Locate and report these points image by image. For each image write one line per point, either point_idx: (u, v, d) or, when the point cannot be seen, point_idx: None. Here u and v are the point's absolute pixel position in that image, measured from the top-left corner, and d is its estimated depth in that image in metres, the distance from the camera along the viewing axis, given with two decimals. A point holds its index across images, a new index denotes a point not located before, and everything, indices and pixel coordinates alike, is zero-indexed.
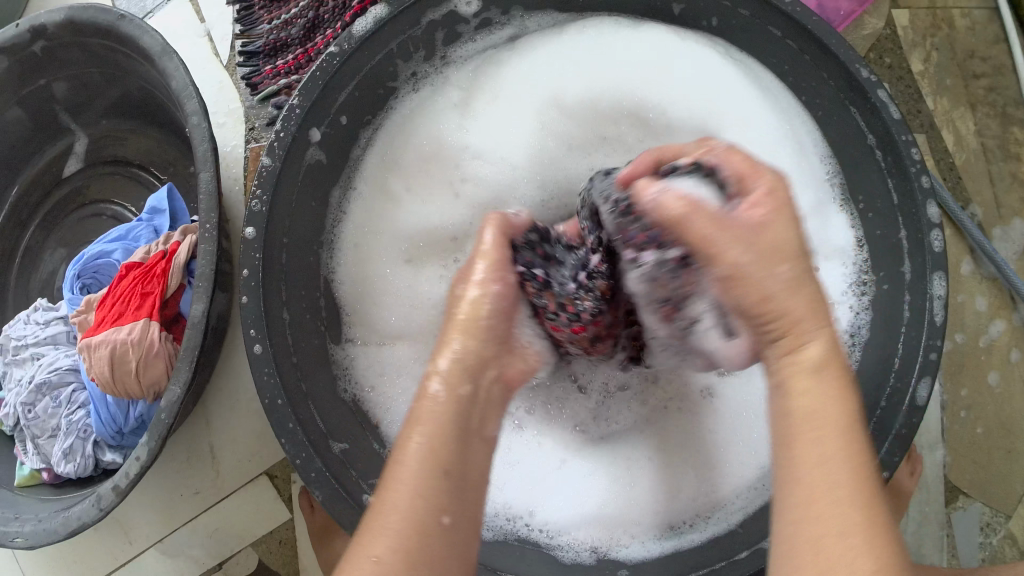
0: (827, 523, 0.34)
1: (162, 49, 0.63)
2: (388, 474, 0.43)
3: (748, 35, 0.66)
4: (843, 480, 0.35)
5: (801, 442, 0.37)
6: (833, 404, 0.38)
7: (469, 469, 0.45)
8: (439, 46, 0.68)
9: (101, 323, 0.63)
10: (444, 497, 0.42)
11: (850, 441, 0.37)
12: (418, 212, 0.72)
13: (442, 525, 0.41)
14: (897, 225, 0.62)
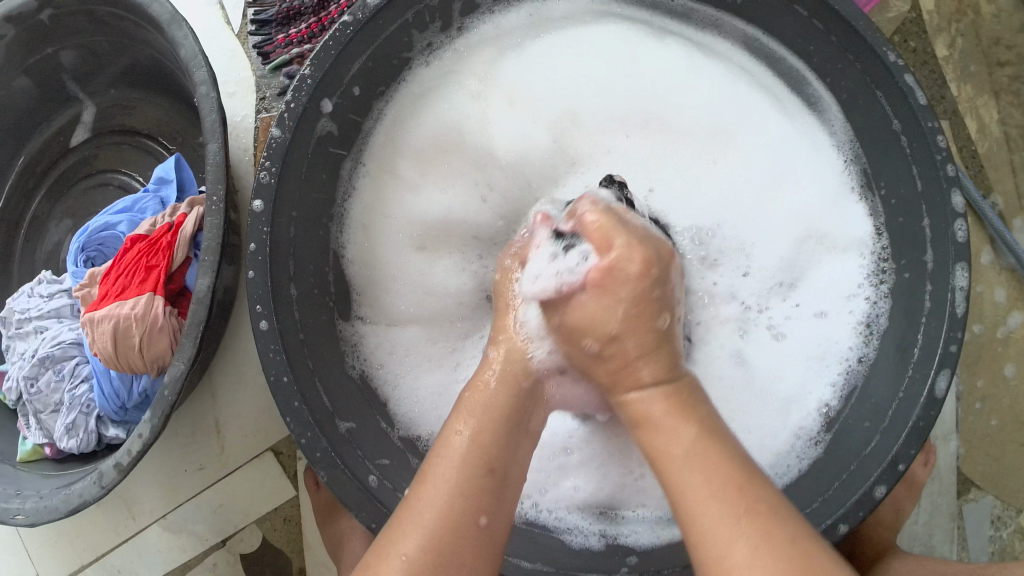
0: (707, 543, 0.41)
1: (172, 17, 0.62)
2: (429, 467, 0.47)
3: (772, 15, 0.64)
4: (710, 501, 0.41)
5: (671, 470, 0.43)
6: (680, 435, 0.44)
7: (512, 470, 0.48)
8: (455, 17, 0.67)
9: (106, 297, 0.62)
10: (482, 499, 0.46)
11: (700, 462, 0.43)
12: (431, 198, 0.70)
13: (478, 525, 0.45)
14: (919, 214, 0.60)
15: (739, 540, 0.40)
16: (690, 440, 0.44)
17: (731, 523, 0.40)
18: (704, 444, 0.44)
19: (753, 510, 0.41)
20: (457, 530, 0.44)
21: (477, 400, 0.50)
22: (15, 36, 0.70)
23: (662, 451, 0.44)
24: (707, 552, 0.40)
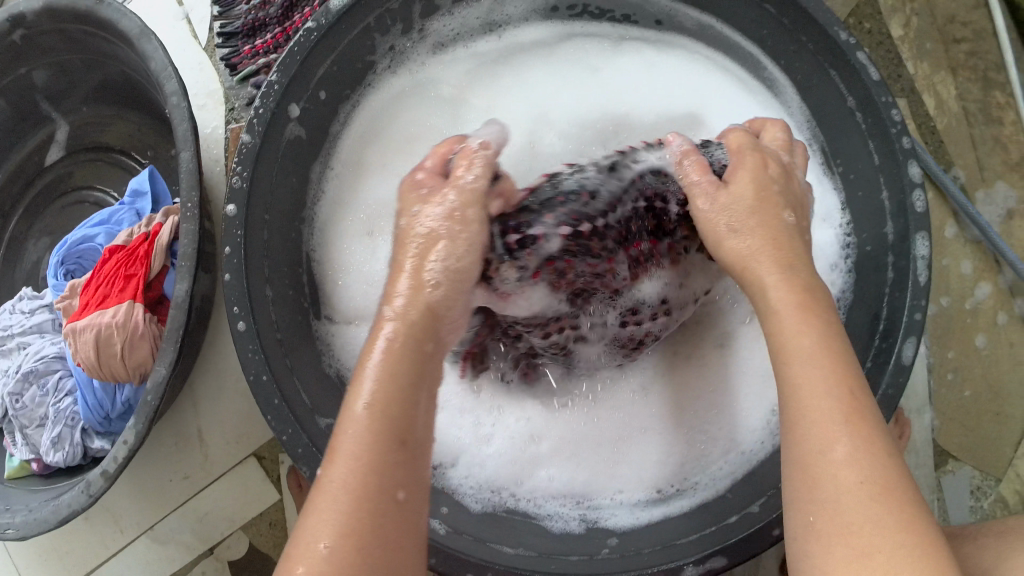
0: (810, 438, 0.40)
1: (142, 31, 0.63)
2: (336, 442, 0.41)
3: (726, 3, 0.65)
4: (823, 402, 0.40)
5: (813, 450, 0.39)
6: (800, 335, 0.42)
7: (422, 435, 0.43)
8: (416, 19, 0.68)
9: (86, 306, 0.63)
10: (399, 472, 0.40)
11: (816, 362, 0.41)
12: (378, 190, 0.70)
13: (398, 502, 0.40)
14: (879, 188, 0.62)
15: (843, 444, 0.39)
16: (815, 339, 0.42)
17: (841, 429, 0.39)
18: (820, 346, 0.42)
19: (861, 418, 0.39)
20: (375, 510, 0.39)
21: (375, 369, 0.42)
22: None
23: (786, 344, 0.43)
24: (821, 490, 0.38)
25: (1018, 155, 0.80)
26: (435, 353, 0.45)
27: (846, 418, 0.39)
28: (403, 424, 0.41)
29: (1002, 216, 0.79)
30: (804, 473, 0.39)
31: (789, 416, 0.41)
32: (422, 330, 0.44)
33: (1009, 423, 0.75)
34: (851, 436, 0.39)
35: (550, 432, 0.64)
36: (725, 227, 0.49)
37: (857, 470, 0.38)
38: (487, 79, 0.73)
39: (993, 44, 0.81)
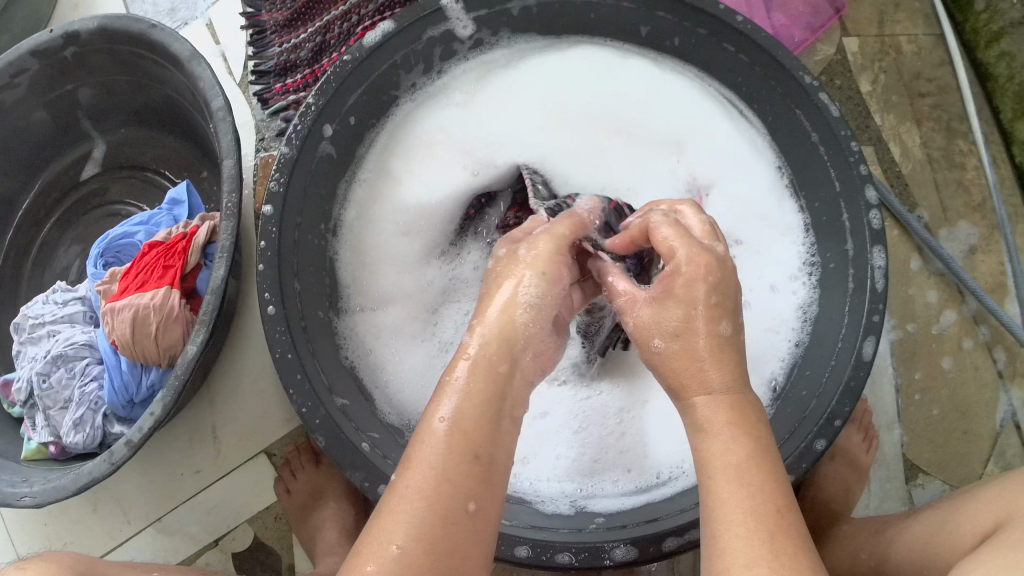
0: (735, 550, 0.43)
1: (192, 54, 0.73)
2: (411, 452, 0.47)
3: (702, 51, 0.74)
4: (747, 518, 0.44)
5: (729, 542, 0.44)
6: (726, 453, 0.47)
7: (498, 450, 0.48)
8: (437, 62, 0.77)
9: (125, 290, 0.71)
10: (471, 485, 0.45)
11: (742, 476, 0.46)
12: (409, 195, 0.78)
13: (468, 511, 0.44)
14: (840, 211, 0.69)
15: (764, 558, 0.42)
16: (746, 457, 0.47)
17: (763, 546, 0.43)
18: (747, 466, 0.46)
19: (783, 536, 0.44)
20: (448, 515, 0.44)
21: (459, 386, 0.49)
22: (38, 70, 0.79)
23: (712, 459, 0.47)
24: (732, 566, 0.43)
25: (978, 197, 0.87)
26: (509, 373, 0.52)
27: (766, 536, 0.43)
28: (480, 439, 0.47)
29: (965, 251, 0.86)
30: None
31: (711, 529, 0.46)
32: (496, 354, 0.51)
33: (975, 441, 0.80)
34: (771, 550, 0.43)
35: (550, 414, 0.72)
36: (655, 345, 0.52)
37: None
38: (502, 97, 0.80)
39: (955, 97, 0.90)
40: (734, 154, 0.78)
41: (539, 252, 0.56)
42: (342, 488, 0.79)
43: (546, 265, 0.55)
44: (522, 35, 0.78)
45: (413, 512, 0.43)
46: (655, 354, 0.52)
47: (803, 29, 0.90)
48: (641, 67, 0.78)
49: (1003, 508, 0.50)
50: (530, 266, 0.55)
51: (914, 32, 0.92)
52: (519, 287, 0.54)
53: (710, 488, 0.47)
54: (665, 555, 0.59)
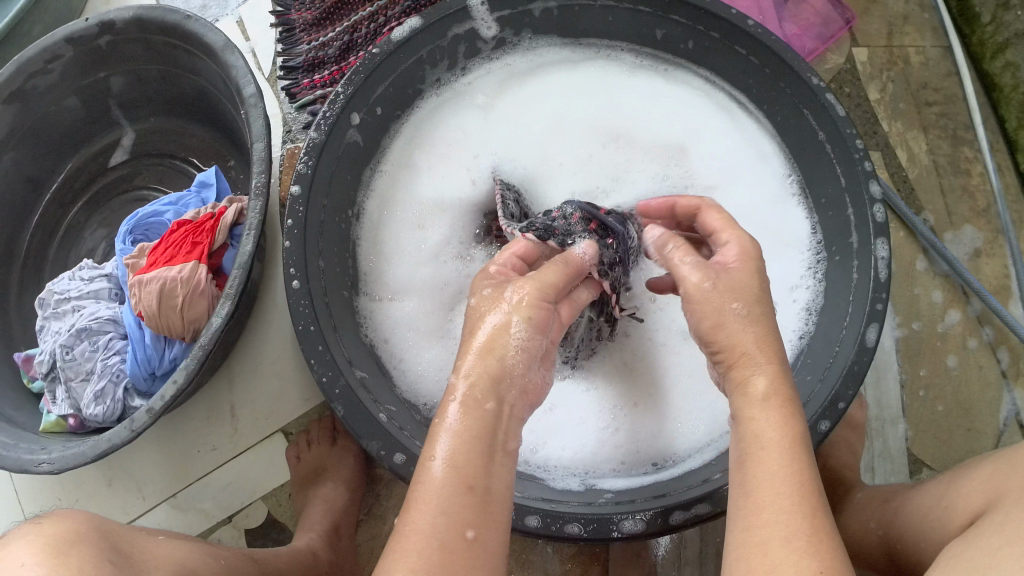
0: (774, 521, 0.44)
1: (226, 44, 0.76)
2: (412, 495, 0.47)
3: (718, 54, 0.77)
4: (792, 492, 0.45)
5: (767, 510, 0.45)
6: (773, 429, 0.48)
7: (493, 483, 0.48)
8: (460, 59, 0.80)
9: (154, 264, 0.74)
10: (466, 513, 0.46)
11: (789, 453, 0.47)
12: (426, 187, 0.81)
13: (466, 539, 0.45)
14: (845, 206, 0.71)
15: (804, 532, 0.44)
16: (792, 434, 0.48)
17: (804, 520, 0.44)
18: (794, 447, 0.47)
19: (822, 513, 0.44)
20: (445, 547, 0.45)
21: (450, 426, 0.49)
22: (72, 57, 0.83)
23: (762, 431, 0.48)
24: (774, 532, 0.44)
25: (983, 203, 0.90)
26: (497, 411, 0.51)
27: (806, 512, 0.44)
28: (473, 474, 0.47)
29: (969, 254, 0.88)
30: (759, 550, 0.44)
31: (755, 497, 0.46)
32: (483, 393, 0.51)
33: (979, 438, 0.81)
34: (811, 527, 0.44)
35: (558, 402, 0.73)
36: (734, 308, 0.52)
37: (812, 557, 0.42)
38: (517, 101, 0.83)
39: (961, 107, 0.93)
40: (744, 160, 0.80)
41: (522, 296, 0.54)
42: (343, 474, 0.79)
43: (532, 308, 0.53)
44: (542, 37, 0.81)
45: (413, 549, 0.44)
46: (736, 317, 0.52)
47: (814, 39, 0.93)
48: (646, 80, 0.83)
49: (991, 490, 0.54)
50: (515, 312, 0.53)
51: (921, 44, 0.95)
52: (504, 328, 0.53)
53: (756, 456, 0.48)
54: (673, 529, 0.60)
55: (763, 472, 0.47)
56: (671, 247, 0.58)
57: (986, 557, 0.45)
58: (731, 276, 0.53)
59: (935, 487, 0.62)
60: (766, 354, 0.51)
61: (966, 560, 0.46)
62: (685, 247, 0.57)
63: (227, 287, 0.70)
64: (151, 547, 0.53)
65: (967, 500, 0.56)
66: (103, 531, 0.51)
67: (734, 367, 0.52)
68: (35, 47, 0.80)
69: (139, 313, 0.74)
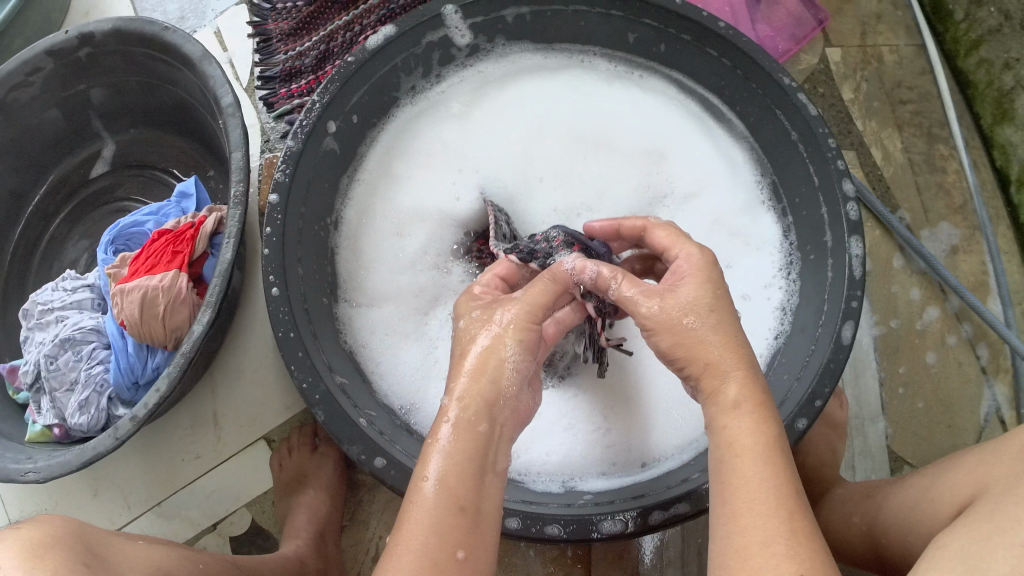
0: (752, 528, 0.44)
1: (203, 54, 0.76)
2: (403, 513, 0.48)
3: (692, 58, 0.78)
4: (770, 497, 0.45)
5: (745, 517, 0.45)
6: (748, 434, 0.48)
7: (486, 503, 0.49)
8: (435, 66, 0.80)
9: (135, 274, 0.75)
10: (458, 533, 0.46)
11: (765, 457, 0.47)
12: (405, 193, 0.81)
13: (457, 559, 0.46)
14: (818, 205, 0.72)
15: (782, 536, 0.43)
16: (767, 438, 0.48)
17: (782, 525, 0.44)
18: (770, 452, 0.47)
19: (800, 516, 0.44)
20: (437, 565, 0.45)
21: (442, 445, 0.50)
22: (52, 69, 0.83)
23: (738, 438, 0.48)
24: (752, 539, 0.44)
25: (959, 200, 0.90)
26: (489, 432, 0.52)
27: (785, 516, 0.44)
28: (465, 492, 0.48)
29: (946, 251, 0.89)
30: (738, 558, 0.44)
31: (733, 504, 0.46)
32: (476, 413, 0.51)
33: (959, 434, 0.82)
34: (789, 530, 0.44)
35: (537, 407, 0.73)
36: (687, 323, 0.52)
37: (790, 561, 0.42)
38: (495, 108, 0.84)
39: (936, 105, 0.94)
40: (712, 167, 0.81)
41: (512, 318, 0.55)
42: (325, 482, 0.79)
43: (523, 330, 0.54)
44: (514, 43, 0.82)
45: (406, 567, 0.45)
46: (690, 331, 0.52)
47: (788, 40, 0.93)
48: (621, 86, 0.84)
49: (978, 479, 0.54)
50: (506, 334, 0.54)
51: (895, 43, 0.96)
52: (495, 347, 0.54)
53: (733, 463, 0.47)
54: (653, 528, 0.60)
55: (739, 479, 0.47)
56: (614, 281, 0.56)
57: (974, 543, 0.46)
58: (678, 296, 0.53)
59: (915, 482, 0.62)
60: (732, 361, 0.51)
61: (957, 548, 0.47)
62: (629, 278, 0.56)
63: (205, 299, 0.70)
64: (127, 554, 0.53)
65: (953, 492, 0.57)
66: (82, 539, 0.51)
67: (704, 377, 0.52)
68: (14, 60, 0.80)
69: (120, 322, 0.74)
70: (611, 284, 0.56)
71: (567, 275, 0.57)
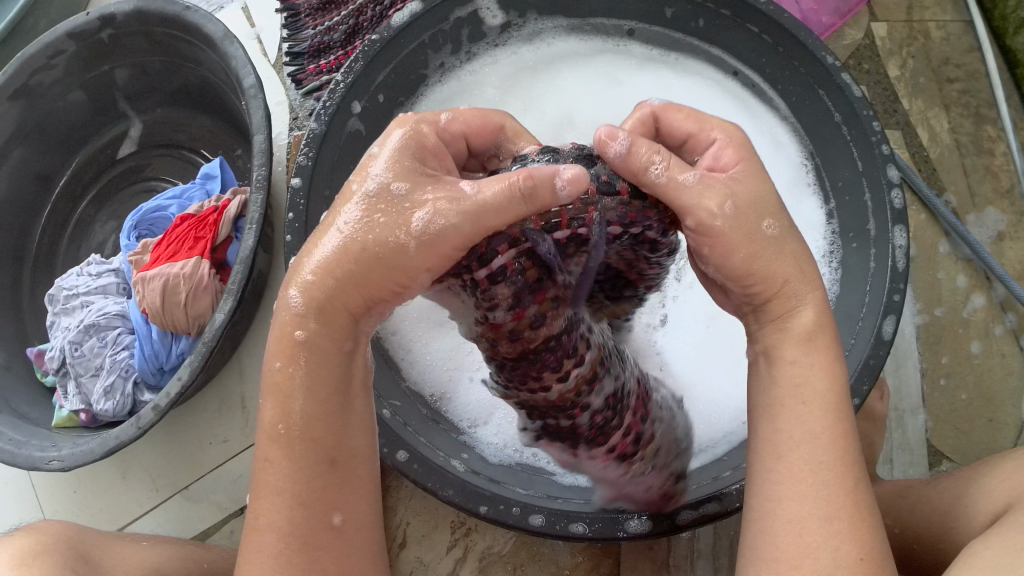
0: (815, 499, 0.43)
1: (225, 35, 0.75)
2: (258, 479, 0.46)
3: (730, 34, 0.74)
4: (835, 462, 0.44)
5: (807, 481, 0.44)
6: (821, 377, 0.47)
7: (348, 452, 0.47)
8: (465, 43, 0.79)
9: (157, 261, 0.76)
10: (337, 497, 0.46)
11: (836, 415, 0.45)
12: None
13: (333, 524, 0.45)
14: (862, 190, 0.68)
15: (845, 513, 0.43)
16: (825, 414, 0.45)
17: (845, 501, 0.43)
18: (834, 405, 0.46)
19: (861, 491, 0.44)
20: (310, 542, 0.44)
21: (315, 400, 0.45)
22: (75, 52, 0.82)
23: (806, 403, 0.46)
24: (810, 509, 0.43)
25: (1007, 183, 0.87)
26: (352, 351, 0.48)
27: (848, 490, 0.44)
28: (336, 444, 0.46)
29: (992, 237, 0.85)
30: (793, 525, 0.43)
31: (790, 464, 0.45)
32: (340, 332, 0.47)
33: (1000, 429, 0.79)
34: (852, 507, 0.43)
35: None
36: (765, 228, 0.48)
37: (850, 542, 0.42)
38: (533, 92, 0.81)
39: (984, 84, 0.90)
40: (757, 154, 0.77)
41: (430, 226, 0.46)
42: None
43: (432, 257, 0.47)
44: (547, 17, 0.80)
45: (269, 546, 0.44)
46: (768, 241, 0.48)
47: (831, 15, 0.90)
48: (654, 73, 0.80)
49: (1014, 485, 0.53)
50: (416, 253, 0.46)
51: (942, 18, 0.92)
52: (370, 229, 0.46)
53: (797, 411, 0.46)
54: (679, 529, 0.57)
55: (799, 437, 0.45)
56: (659, 161, 0.48)
57: (1008, 554, 0.45)
58: (744, 188, 0.48)
59: (948, 486, 0.60)
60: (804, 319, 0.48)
61: (989, 559, 0.45)
62: (676, 162, 0.48)
63: (230, 274, 0.70)
64: (123, 558, 0.55)
65: (990, 499, 0.54)
66: (73, 544, 0.52)
67: (770, 301, 0.49)
68: (37, 43, 0.80)
69: (143, 310, 0.75)
70: (652, 166, 0.48)
71: (549, 184, 0.45)
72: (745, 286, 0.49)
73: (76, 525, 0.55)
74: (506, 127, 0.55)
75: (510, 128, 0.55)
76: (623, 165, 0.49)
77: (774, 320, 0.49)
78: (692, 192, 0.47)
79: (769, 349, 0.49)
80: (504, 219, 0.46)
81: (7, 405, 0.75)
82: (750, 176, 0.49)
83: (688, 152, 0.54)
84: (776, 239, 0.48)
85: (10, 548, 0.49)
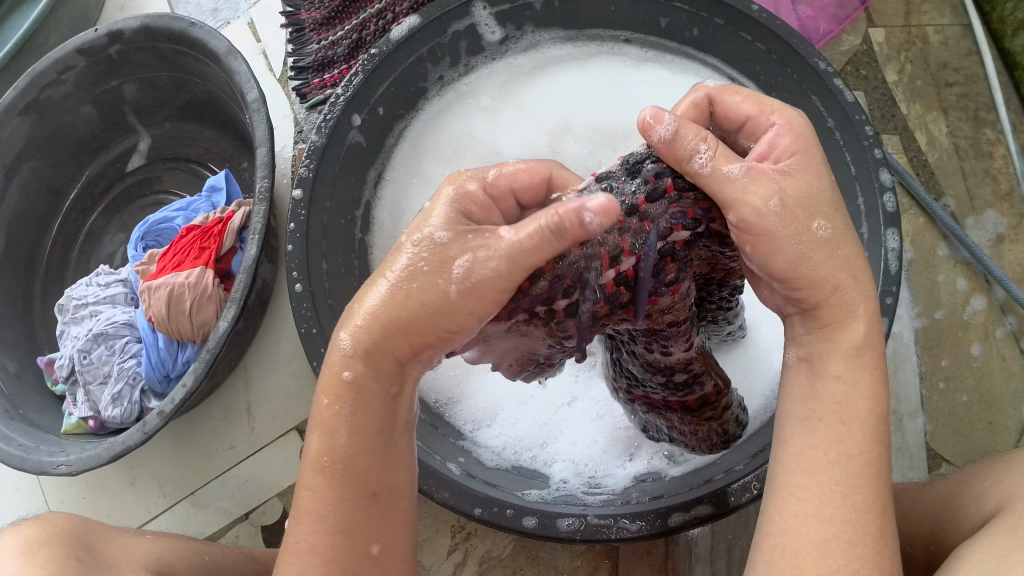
0: (841, 521, 0.42)
1: (229, 50, 0.77)
2: (296, 509, 0.46)
3: (723, 43, 0.75)
4: (865, 486, 0.43)
5: (832, 501, 0.43)
6: (831, 385, 0.45)
7: (386, 483, 0.46)
8: (463, 56, 0.80)
9: (163, 271, 0.78)
10: (372, 528, 0.45)
11: (873, 437, 0.44)
12: (421, 195, 0.80)
13: (371, 554, 0.45)
14: (853, 195, 0.68)
15: (870, 536, 0.42)
16: (844, 426, 0.44)
17: (872, 524, 0.42)
18: (873, 424, 0.44)
19: (886, 516, 0.43)
20: (347, 564, 0.44)
21: (330, 420, 0.45)
22: (84, 67, 0.85)
23: (815, 407, 0.45)
24: (839, 531, 0.42)
25: (1006, 187, 0.86)
26: (398, 396, 0.47)
27: (877, 513, 0.42)
28: (377, 476, 0.46)
29: (991, 240, 0.85)
30: (819, 546, 0.42)
31: (823, 483, 0.43)
32: (388, 375, 0.46)
33: (1001, 432, 0.79)
34: (878, 530, 0.42)
35: (577, 398, 0.71)
36: (815, 229, 0.45)
37: (874, 568, 0.41)
38: (528, 100, 0.83)
39: (983, 87, 0.90)
40: None
41: (472, 269, 0.44)
42: None
43: (480, 301, 0.45)
44: (544, 29, 0.81)
45: (296, 566, 0.44)
46: (823, 238, 0.45)
47: (828, 21, 0.91)
48: (651, 74, 0.82)
49: (1004, 489, 0.53)
50: (459, 297, 0.44)
51: (940, 22, 0.92)
52: (414, 283, 0.45)
53: (833, 429, 0.44)
54: (670, 531, 0.58)
55: (832, 453, 0.44)
56: (705, 149, 0.46)
57: (991, 559, 0.45)
58: (797, 183, 0.46)
59: (943, 487, 0.60)
60: (803, 331, 0.48)
61: (975, 561, 0.46)
62: (723, 151, 0.46)
63: (233, 289, 0.71)
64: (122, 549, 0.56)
65: (981, 501, 0.54)
66: (76, 535, 0.54)
67: (822, 307, 0.46)
68: (47, 60, 0.82)
69: (150, 319, 0.78)
70: (697, 155, 0.46)
71: (575, 218, 0.42)
72: (794, 290, 0.46)
73: (81, 516, 0.56)
74: (553, 178, 0.50)
75: (558, 177, 0.50)
76: (667, 150, 0.47)
77: (823, 328, 0.47)
78: (737, 185, 0.45)
79: (814, 359, 0.47)
80: (541, 259, 0.44)
81: (17, 411, 0.77)
82: (803, 170, 0.47)
83: (746, 137, 0.51)
84: (828, 241, 0.45)
85: (13, 540, 0.51)
